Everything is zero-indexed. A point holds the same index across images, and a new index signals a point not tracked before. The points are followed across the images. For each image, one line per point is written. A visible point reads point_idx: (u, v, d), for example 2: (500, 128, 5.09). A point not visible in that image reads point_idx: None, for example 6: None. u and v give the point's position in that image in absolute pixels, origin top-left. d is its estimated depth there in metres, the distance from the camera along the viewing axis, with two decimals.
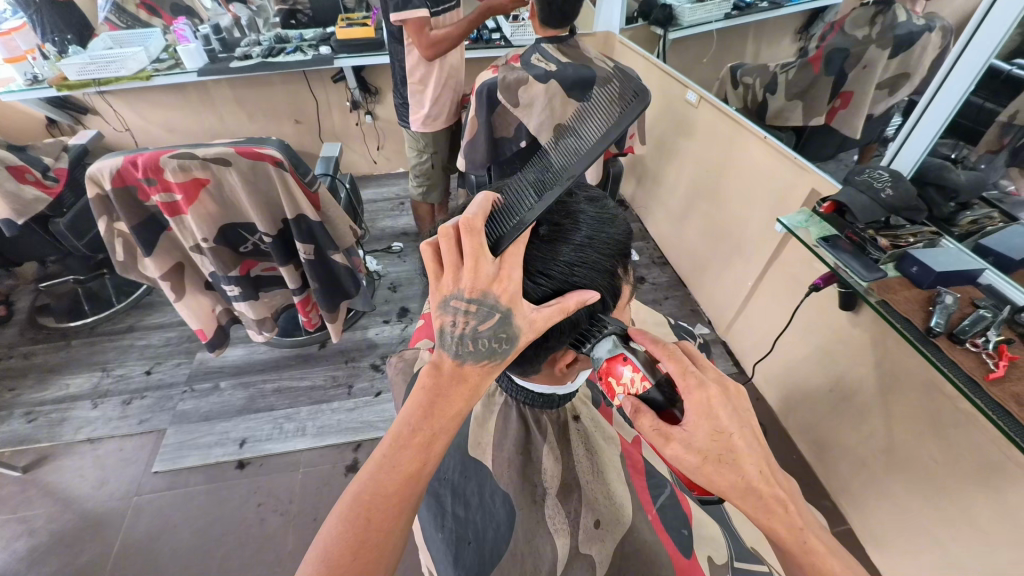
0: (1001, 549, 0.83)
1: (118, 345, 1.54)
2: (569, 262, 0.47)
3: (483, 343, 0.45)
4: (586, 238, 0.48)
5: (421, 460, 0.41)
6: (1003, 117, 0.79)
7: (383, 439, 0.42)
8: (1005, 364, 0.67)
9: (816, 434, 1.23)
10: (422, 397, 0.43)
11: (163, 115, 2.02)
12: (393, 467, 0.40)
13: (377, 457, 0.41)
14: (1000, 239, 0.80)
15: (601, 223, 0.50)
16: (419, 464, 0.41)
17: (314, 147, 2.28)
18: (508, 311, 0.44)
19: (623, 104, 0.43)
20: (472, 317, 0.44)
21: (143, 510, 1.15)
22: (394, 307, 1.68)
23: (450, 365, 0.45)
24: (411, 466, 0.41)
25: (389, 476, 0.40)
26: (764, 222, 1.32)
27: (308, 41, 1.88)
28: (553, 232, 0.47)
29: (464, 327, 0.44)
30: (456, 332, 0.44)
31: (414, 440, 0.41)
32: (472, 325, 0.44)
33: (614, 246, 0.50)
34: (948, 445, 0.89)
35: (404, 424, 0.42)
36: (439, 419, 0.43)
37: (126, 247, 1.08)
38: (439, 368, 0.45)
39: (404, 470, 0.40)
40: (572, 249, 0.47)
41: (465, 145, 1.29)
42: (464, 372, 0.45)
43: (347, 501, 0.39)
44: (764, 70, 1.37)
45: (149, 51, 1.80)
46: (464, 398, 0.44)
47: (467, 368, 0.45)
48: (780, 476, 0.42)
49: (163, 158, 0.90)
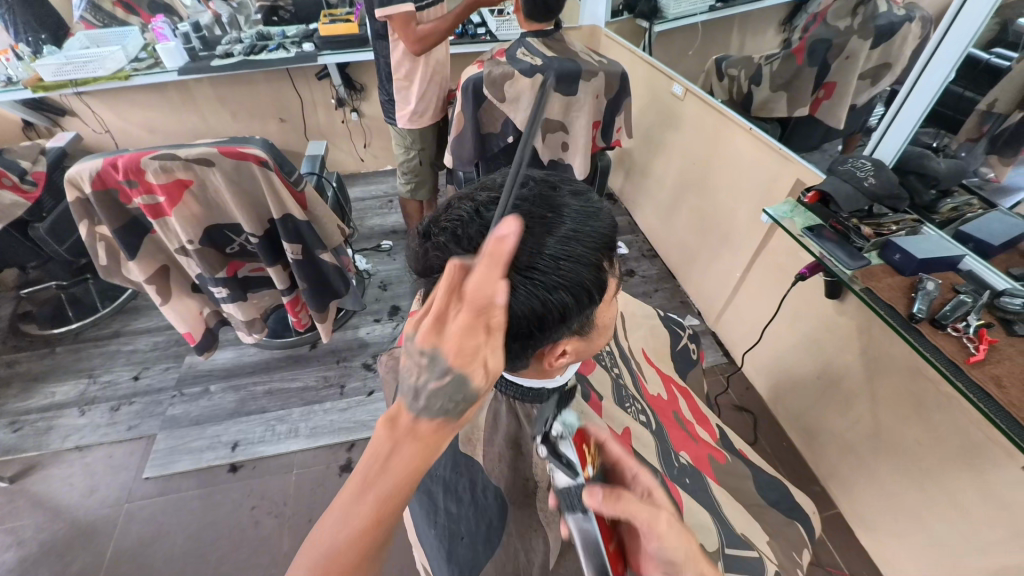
0: (986, 527, 0.85)
1: (104, 350, 1.52)
2: (554, 255, 0.45)
3: (438, 403, 0.39)
4: (572, 230, 0.46)
5: (376, 520, 0.38)
6: (982, 105, 0.81)
7: (342, 490, 0.38)
8: (984, 348, 0.68)
9: (804, 422, 1.25)
10: (380, 448, 0.39)
11: (144, 116, 1.98)
12: (345, 525, 0.37)
13: (327, 522, 0.37)
14: (980, 225, 0.81)
15: (586, 215, 0.48)
16: (374, 527, 0.37)
17: (300, 146, 2.26)
18: (459, 375, 0.39)
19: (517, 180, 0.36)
20: (427, 371, 0.39)
21: (135, 517, 1.14)
22: (385, 306, 1.67)
23: (408, 419, 0.40)
24: (366, 533, 0.37)
25: (346, 535, 0.37)
26: (750, 213, 1.33)
27: (291, 38, 1.86)
28: (537, 225, 0.46)
29: (416, 379, 0.39)
30: (412, 381, 0.39)
31: (367, 505, 0.37)
32: (426, 378, 0.39)
33: (600, 239, 0.48)
34: (933, 428, 0.91)
35: (363, 478, 0.38)
36: (397, 477, 0.39)
37: (108, 250, 1.07)
38: (396, 420, 0.40)
39: (359, 533, 0.37)
40: (557, 241, 0.45)
41: (451, 140, 1.27)
42: (422, 429, 0.40)
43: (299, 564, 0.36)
44: (749, 62, 1.38)
45: (127, 50, 1.76)
46: (424, 455, 0.40)
47: (428, 423, 0.40)
48: None
49: (144, 159, 0.89)
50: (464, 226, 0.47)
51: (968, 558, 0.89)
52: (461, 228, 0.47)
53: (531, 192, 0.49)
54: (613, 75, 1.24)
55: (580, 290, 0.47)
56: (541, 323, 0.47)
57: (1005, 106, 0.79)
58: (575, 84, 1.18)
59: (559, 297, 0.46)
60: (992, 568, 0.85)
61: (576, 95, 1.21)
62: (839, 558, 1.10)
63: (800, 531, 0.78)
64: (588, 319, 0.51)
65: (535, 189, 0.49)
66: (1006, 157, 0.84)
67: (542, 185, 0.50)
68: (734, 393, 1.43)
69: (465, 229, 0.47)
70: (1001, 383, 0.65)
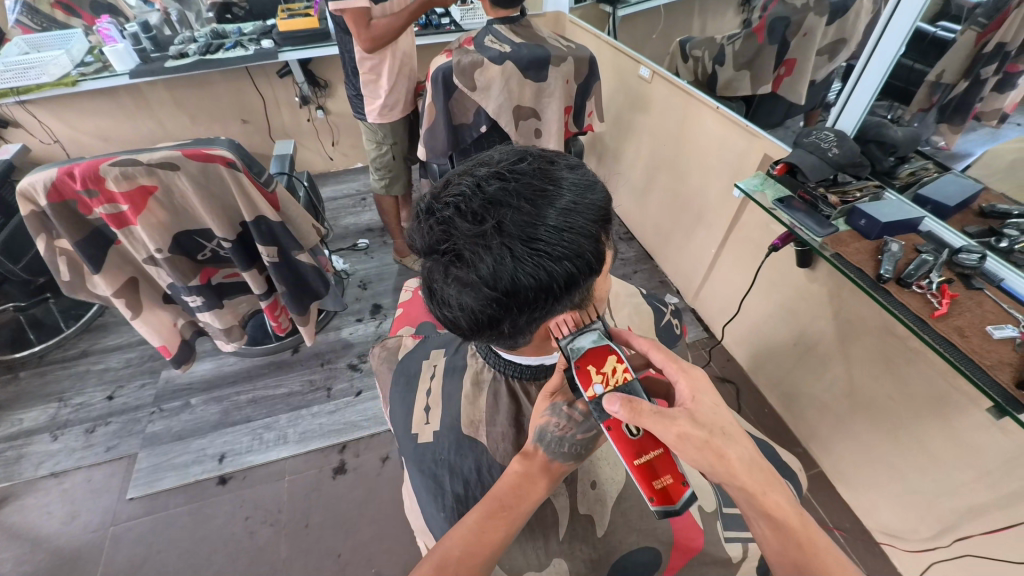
0: (955, 470, 0.90)
1: (72, 372, 1.45)
2: (556, 227, 0.46)
3: (572, 447, 0.55)
4: (572, 203, 0.47)
5: (501, 533, 0.50)
6: (931, 77, 0.86)
7: (480, 506, 0.52)
8: (947, 302, 0.72)
9: (784, 388, 1.31)
10: (515, 479, 0.54)
11: (96, 124, 1.88)
12: (480, 534, 0.50)
13: (464, 529, 0.50)
14: (935, 188, 0.85)
15: (584, 187, 0.49)
16: (503, 537, 0.50)
17: (265, 147, 2.19)
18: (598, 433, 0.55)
19: (551, 245, 0.46)
20: (572, 427, 0.55)
21: (122, 539, 1.10)
22: (366, 304, 1.65)
23: (541, 456, 0.55)
24: (496, 539, 0.50)
25: (478, 540, 0.50)
26: (721, 190, 1.37)
27: (248, 36, 1.79)
28: (538, 198, 0.46)
29: (564, 430, 0.55)
30: (557, 433, 0.55)
31: (496, 518, 0.51)
32: (573, 429, 0.54)
33: (598, 210, 0.49)
34: (904, 383, 0.96)
35: (496, 499, 0.52)
36: (522, 502, 0.52)
37: (71, 265, 1.02)
38: (532, 456, 0.55)
39: (489, 540, 0.50)
40: (558, 213, 0.46)
41: (424, 134, 1.25)
42: (548, 469, 0.55)
43: (430, 563, 0.49)
44: (712, 42, 1.37)
45: (71, 54, 1.68)
46: (544, 487, 0.54)
47: (555, 465, 0.55)
48: (768, 484, 0.49)
49: (102, 166, 0.85)
50: (467, 200, 0.47)
51: (940, 501, 0.95)
52: (464, 202, 0.47)
53: (529, 167, 0.49)
54: (582, 60, 1.24)
55: (582, 261, 0.48)
56: (547, 294, 0.48)
57: (952, 76, 0.84)
58: (545, 70, 1.19)
59: (563, 268, 0.47)
60: (963, 507, 0.91)
61: (547, 82, 1.21)
62: (823, 514, 1.16)
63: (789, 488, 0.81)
64: (588, 290, 0.52)
65: (534, 163, 0.50)
66: (955, 125, 0.88)
67: (541, 159, 0.50)
68: (716, 365, 1.48)
69: (468, 204, 0.47)
70: (964, 332, 0.69)
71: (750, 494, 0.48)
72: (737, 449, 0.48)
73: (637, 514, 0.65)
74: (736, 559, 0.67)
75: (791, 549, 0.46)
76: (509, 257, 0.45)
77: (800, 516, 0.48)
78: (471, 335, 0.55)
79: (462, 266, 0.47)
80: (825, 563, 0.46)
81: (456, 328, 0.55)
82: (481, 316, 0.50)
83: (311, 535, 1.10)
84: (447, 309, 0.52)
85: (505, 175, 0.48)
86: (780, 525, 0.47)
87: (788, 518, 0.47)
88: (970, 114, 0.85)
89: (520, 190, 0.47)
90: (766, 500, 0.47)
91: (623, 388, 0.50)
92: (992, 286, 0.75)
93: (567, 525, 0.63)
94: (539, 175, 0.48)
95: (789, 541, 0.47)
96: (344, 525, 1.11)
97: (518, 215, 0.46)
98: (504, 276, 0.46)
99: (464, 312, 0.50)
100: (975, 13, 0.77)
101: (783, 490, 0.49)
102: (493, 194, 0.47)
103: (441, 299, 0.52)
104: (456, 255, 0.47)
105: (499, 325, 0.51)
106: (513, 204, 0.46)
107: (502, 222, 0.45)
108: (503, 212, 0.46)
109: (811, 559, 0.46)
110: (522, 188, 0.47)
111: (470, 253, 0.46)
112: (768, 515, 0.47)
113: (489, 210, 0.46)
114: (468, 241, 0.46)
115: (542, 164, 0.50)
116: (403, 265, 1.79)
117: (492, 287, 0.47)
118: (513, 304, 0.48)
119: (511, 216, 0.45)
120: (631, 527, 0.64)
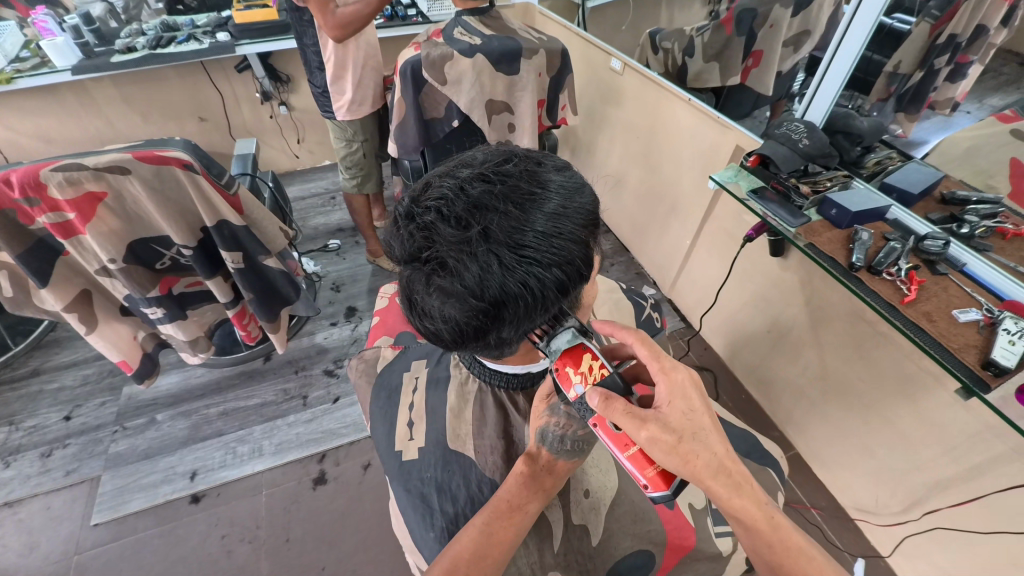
0: (922, 446, 0.94)
1: (22, 394, 1.35)
2: (544, 232, 0.45)
3: (572, 445, 0.55)
4: (561, 207, 0.46)
5: (511, 532, 0.51)
6: (889, 68, 0.88)
7: (486, 507, 0.52)
8: (915, 288, 0.74)
9: (759, 376, 1.34)
10: (523, 479, 0.54)
11: (35, 124, 1.73)
12: (491, 536, 0.50)
13: (475, 531, 0.50)
14: (901, 176, 0.85)
15: (572, 190, 0.48)
16: (512, 536, 0.51)
17: (226, 146, 2.08)
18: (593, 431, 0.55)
19: (540, 249, 0.45)
20: (572, 425, 0.54)
21: (89, 567, 1.04)
22: (340, 307, 1.61)
23: (545, 456, 0.55)
24: (505, 538, 0.50)
25: (491, 542, 0.49)
26: (693, 182, 1.39)
27: (201, 28, 1.70)
28: (525, 202, 0.45)
29: (565, 428, 0.54)
30: (559, 431, 0.54)
31: (506, 518, 0.51)
32: (572, 428, 0.54)
33: (587, 215, 0.48)
34: (878, 367, 0.98)
35: (503, 499, 0.52)
36: (531, 496, 0.53)
37: (13, 279, 0.94)
38: (535, 457, 0.55)
39: (501, 542, 0.50)
40: (546, 217, 0.45)
41: (394, 130, 1.20)
42: (554, 466, 0.55)
43: (440, 567, 0.48)
44: (681, 34, 1.35)
45: (4, 49, 1.55)
46: (552, 481, 0.55)
47: (560, 462, 0.55)
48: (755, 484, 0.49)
49: (43, 172, 0.77)
50: (449, 203, 0.46)
51: (909, 477, 0.99)
52: (447, 206, 0.46)
53: (514, 168, 0.48)
54: (554, 52, 1.23)
55: (572, 266, 0.47)
56: (536, 303, 0.47)
57: (908, 67, 0.87)
58: (517, 62, 1.16)
59: (553, 274, 0.46)
60: (930, 483, 0.95)
61: (519, 75, 1.19)
62: (800, 494, 1.19)
63: (772, 476, 0.82)
64: (577, 295, 0.51)
65: (519, 165, 0.48)
66: (912, 114, 0.91)
67: (527, 160, 0.49)
68: (694, 355, 1.50)
69: (450, 207, 0.45)
70: (932, 317, 0.70)
71: (719, 499, 0.47)
72: (706, 454, 0.46)
73: (630, 518, 0.66)
74: (727, 552, 0.69)
75: (760, 546, 0.48)
76: (496, 265, 0.44)
77: (768, 515, 0.48)
78: (455, 346, 0.53)
79: (446, 274, 0.45)
80: (794, 556, 0.47)
81: (439, 340, 0.53)
82: (466, 327, 0.48)
83: (292, 550, 1.06)
84: (430, 321, 0.50)
85: (490, 178, 0.47)
86: (746, 526, 0.48)
87: (755, 521, 0.47)
88: (925, 104, 0.89)
89: (506, 193, 0.45)
90: (733, 505, 0.47)
91: (602, 384, 0.47)
92: (955, 272, 0.77)
93: (562, 536, 0.62)
94: (526, 178, 0.47)
95: (756, 539, 0.48)
96: (327, 536, 1.08)
97: (505, 220, 0.44)
98: (490, 285, 0.44)
99: (447, 323, 0.48)
100: (927, 6, 0.79)
101: (752, 491, 0.48)
102: (478, 198, 0.45)
103: (423, 310, 0.49)
104: (440, 263, 0.45)
105: (485, 336, 0.49)
106: (499, 209, 0.45)
107: (488, 228, 0.44)
108: (489, 217, 0.44)
109: (780, 554, 0.47)
110: (509, 192, 0.46)
111: (454, 261, 0.44)
112: (735, 517, 0.48)
113: (474, 215, 0.45)
114: (452, 248, 0.44)
115: (530, 164, 0.49)
116: (378, 266, 1.75)
117: (478, 297, 0.45)
118: (500, 314, 0.46)
119: (497, 221, 0.44)
120: (626, 532, 0.65)
